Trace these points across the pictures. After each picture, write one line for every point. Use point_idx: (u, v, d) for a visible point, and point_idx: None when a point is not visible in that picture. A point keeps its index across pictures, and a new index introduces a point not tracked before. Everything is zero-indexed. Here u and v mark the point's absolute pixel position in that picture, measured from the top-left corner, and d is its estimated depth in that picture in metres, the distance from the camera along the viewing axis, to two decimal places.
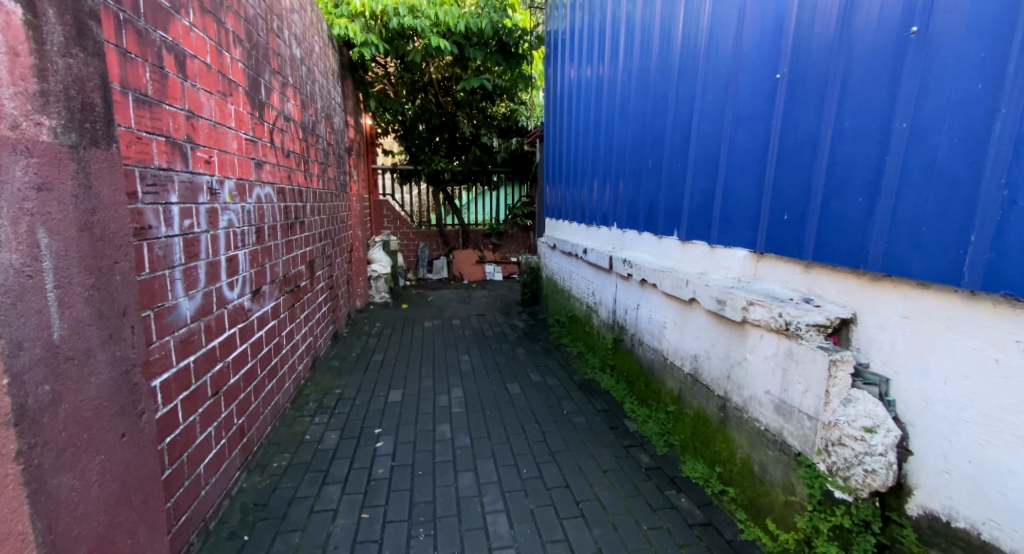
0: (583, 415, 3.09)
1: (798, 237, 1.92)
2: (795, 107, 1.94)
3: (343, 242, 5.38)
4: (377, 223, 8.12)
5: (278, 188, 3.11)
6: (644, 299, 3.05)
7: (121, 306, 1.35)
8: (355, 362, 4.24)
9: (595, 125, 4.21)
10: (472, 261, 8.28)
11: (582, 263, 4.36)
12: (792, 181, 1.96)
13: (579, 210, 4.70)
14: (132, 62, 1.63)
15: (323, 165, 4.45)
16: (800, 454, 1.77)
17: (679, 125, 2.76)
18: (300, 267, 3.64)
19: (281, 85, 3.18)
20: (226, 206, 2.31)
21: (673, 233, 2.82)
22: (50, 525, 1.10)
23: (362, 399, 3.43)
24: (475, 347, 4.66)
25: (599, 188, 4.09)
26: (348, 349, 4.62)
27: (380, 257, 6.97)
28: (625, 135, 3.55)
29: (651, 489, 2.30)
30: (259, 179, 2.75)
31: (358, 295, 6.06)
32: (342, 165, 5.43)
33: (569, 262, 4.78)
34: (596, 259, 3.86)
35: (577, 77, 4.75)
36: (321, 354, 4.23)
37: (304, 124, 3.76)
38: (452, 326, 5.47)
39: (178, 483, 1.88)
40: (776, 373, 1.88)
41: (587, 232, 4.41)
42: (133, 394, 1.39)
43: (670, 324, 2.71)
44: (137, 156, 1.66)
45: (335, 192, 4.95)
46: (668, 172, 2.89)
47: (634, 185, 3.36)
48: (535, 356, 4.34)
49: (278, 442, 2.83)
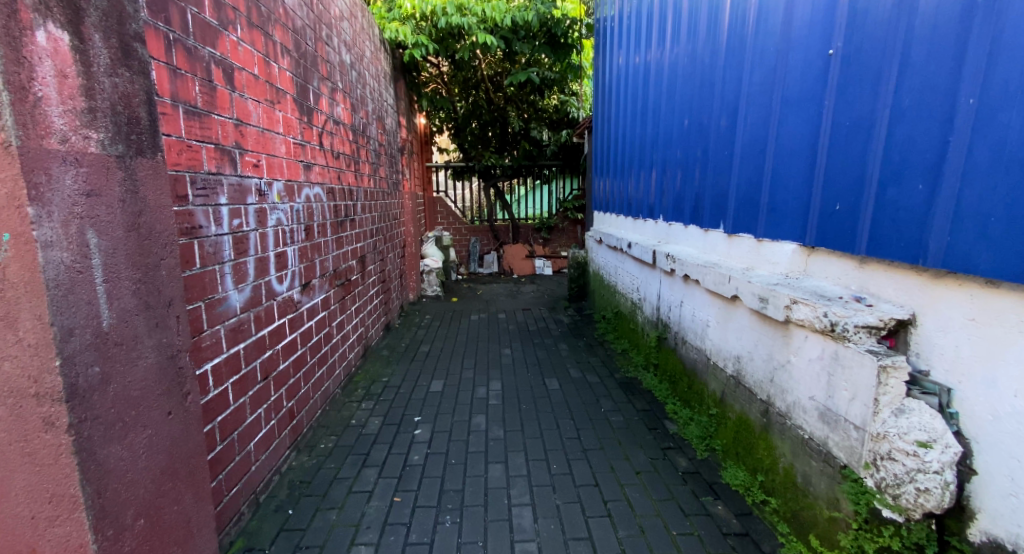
0: (621, 414, 3.03)
1: (849, 230, 1.77)
2: (849, 85, 1.77)
3: (396, 237, 5.57)
4: (431, 218, 8.35)
5: (328, 188, 3.24)
6: (687, 296, 2.93)
7: (167, 298, 1.43)
8: (403, 352, 4.38)
9: (643, 114, 4.07)
10: (523, 255, 8.31)
11: (628, 258, 4.25)
12: (844, 167, 1.80)
13: (626, 203, 4.57)
14: (182, 77, 1.72)
15: (374, 165, 4.60)
16: (845, 467, 1.64)
17: (726, 111, 2.61)
18: (351, 262, 3.79)
19: (330, 90, 3.30)
20: (275, 206, 2.42)
21: (719, 225, 2.68)
22: (99, 490, 1.19)
23: (406, 388, 3.54)
24: (519, 341, 4.68)
25: (647, 179, 3.95)
26: (398, 339, 4.78)
27: (433, 251, 7.16)
28: (672, 124, 3.42)
29: (686, 494, 2.22)
30: (308, 180, 2.88)
31: (411, 288, 6.25)
32: (395, 164, 5.60)
33: (615, 257, 4.67)
34: (640, 253, 3.75)
35: (625, 64, 4.62)
36: (373, 344, 4.39)
37: (354, 126, 3.89)
38: (498, 320, 5.52)
39: (229, 459, 2.00)
40: (821, 379, 1.74)
41: (634, 225, 4.30)
42: (179, 377, 1.48)
43: (714, 322, 2.58)
44: (188, 163, 1.74)
45: (387, 190, 5.12)
46: (715, 161, 2.74)
47: (680, 176, 3.23)
48: (577, 352, 4.29)
49: (326, 425, 2.98)
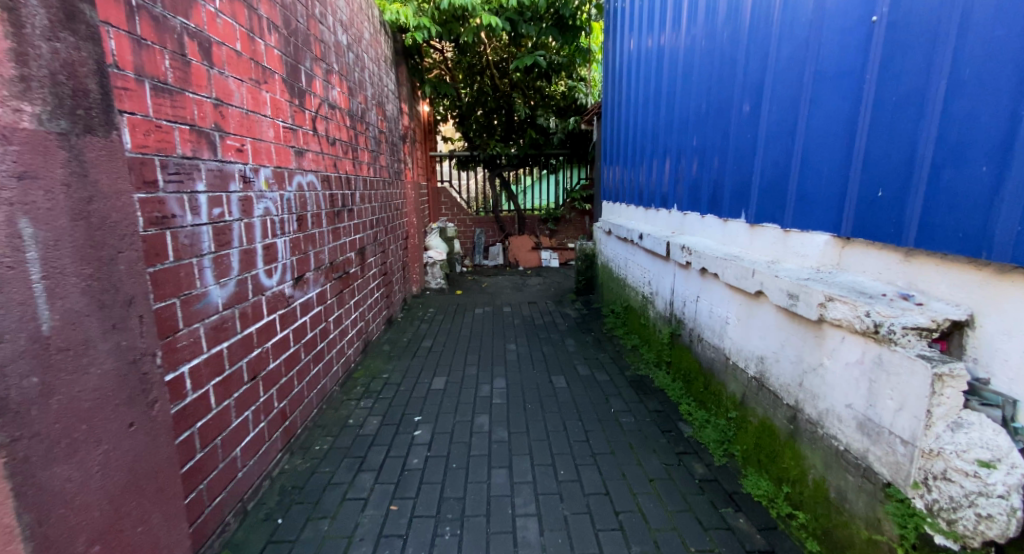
0: (632, 415, 2.87)
1: (894, 219, 1.58)
2: (896, 56, 1.57)
3: (398, 228, 5.41)
4: (435, 209, 8.20)
5: (323, 176, 3.08)
6: (704, 290, 2.75)
7: (127, 296, 1.26)
8: (405, 347, 4.23)
9: (656, 99, 3.88)
10: (528, 247, 8.14)
11: (639, 250, 4.07)
12: (888, 148, 1.61)
13: (638, 192, 4.38)
14: (148, 49, 1.55)
15: (374, 152, 4.43)
16: (890, 485, 1.46)
17: (750, 89, 2.41)
18: (350, 254, 3.63)
19: (324, 72, 3.12)
20: (262, 194, 2.25)
21: (741, 214, 2.49)
22: (40, 517, 1.05)
23: (407, 385, 3.39)
24: (524, 336, 4.52)
25: (659, 167, 3.76)
26: (400, 333, 4.63)
27: (437, 243, 7.01)
28: (687, 108, 3.22)
29: (704, 505, 2.06)
30: (300, 167, 2.71)
31: (414, 281, 6.11)
32: (396, 152, 5.42)
33: (626, 249, 4.48)
34: (653, 245, 3.57)
35: (637, 48, 4.40)
36: (374, 339, 4.25)
37: (351, 112, 3.72)
38: (503, 314, 5.36)
39: (211, 466, 1.85)
40: (861, 385, 1.56)
41: (646, 215, 4.11)
42: (144, 384, 1.31)
43: (735, 319, 2.40)
44: (157, 145, 1.58)
45: (388, 179, 4.95)
46: (736, 146, 2.55)
47: (697, 162, 3.03)
48: (585, 348, 4.14)
49: (322, 425, 2.84)
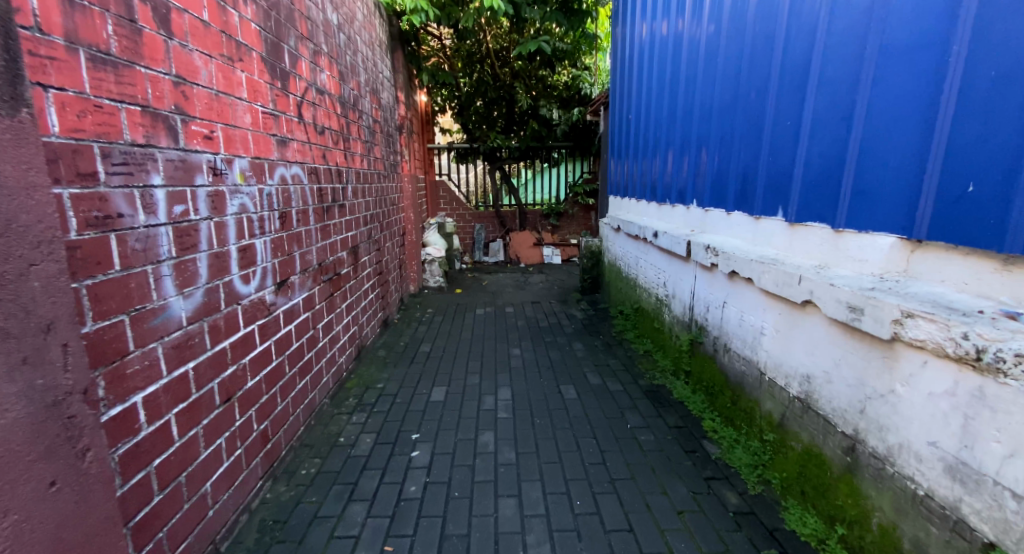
0: (651, 433, 2.61)
1: (991, 220, 1.33)
2: (998, 24, 1.31)
3: (395, 225, 5.13)
4: (433, 204, 7.92)
5: (311, 168, 2.80)
6: (733, 295, 2.49)
7: (42, 320, 0.99)
8: (402, 353, 3.97)
9: (672, 90, 3.62)
10: (530, 243, 7.89)
11: (652, 248, 3.80)
12: (983, 135, 1.35)
13: (649, 186, 4.12)
14: (82, 10, 1.26)
15: (368, 143, 4.14)
16: (993, 545, 1.25)
17: (790, 69, 2.14)
18: (341, 253, 3.35)
19: (312, 53, 2.84)
20: (236, 189, 1.97)
21: (778, 212, 2.22)
22: None
23: (403, 397, 3.12)
24: (529, 340, 4.26)
25: (676, 161, 3.49)
26: (397, 337, 4.36)
27: (435, 239, 6.73)
28: (710, 97, 2.96)
29: (743, 545, 1.80)
30: (284, 158, 2.43)
31: (412, 280, 5.84)
32: (392, 143, 5.12)
33: (636, 247, 4.21)
34: (670, 244, 3.30)
35: (649, 36, 4.13)
36: (368, 344, 3.98)
37: (342, 98, 3.43)
38: (506, 315, 5.10)
39: (175, 508, 1.58)
40: (952, 424, 1.32)
41: (659, 212, 3.84)
42: (68, 431, 1.04)
43: (773, 330, 2.13)
44: (95, 129, 1.30)
45: (383, 172, 4.66)
46: (771, 135, 2.29)
47: (723, 152, 2.77)
48: (594, 353, 3.88)
49: (310, 445, 2.58)
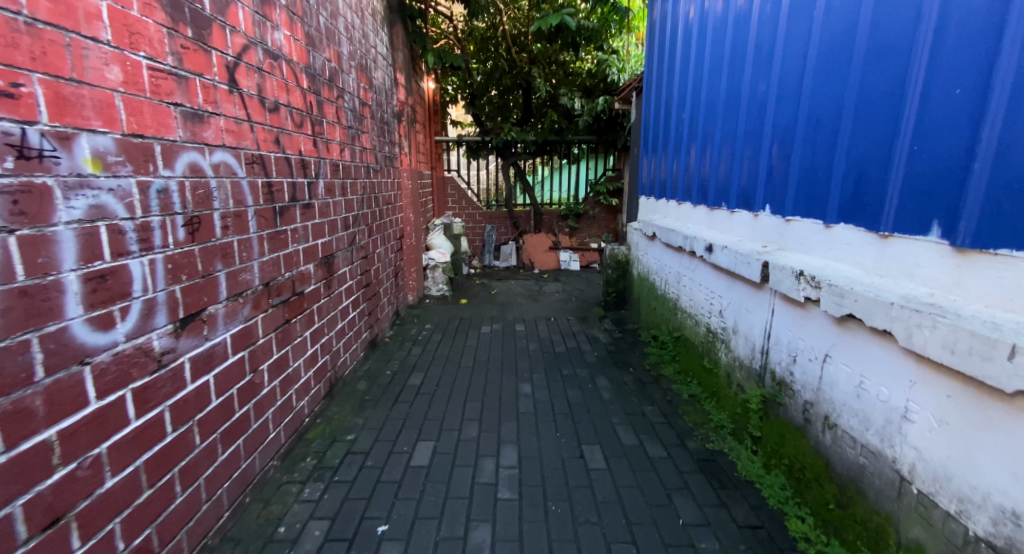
0: (713, 538, 1.87)
1: None
2: None
3: (390, 227, 4.41)
4: (441, 202, 7.20)
5: (254, 157, 2.09)
6: (846, 350, 1.72)
7: None
8: (387, 385, 3.25)
9: (730, 70, 2.89)
10: (545, 247, 7.17)
11: (702, 265, 3.04)
12: None
13: (694, 188, 3.39)
14: None
15: (353, 130, 3.43)
16: None
17: (966, 17, 1.42)
18: (307, 266, 2.65)
19: (260, 3, 2.13)
20: (83, 180, 1.28)
21: (935, 233, 1.49)
22: None
23: (377, 457, 2.41)
24: (543, 371, 3.50)
25: (738, 157, 2.75)
26: (385, 362, 3.65)
27: (440, 243, 6.01)
28: (794, 73, 2.23)
29: None
30: (201, 141, 1.74)
31: (411, 289, 5.12)
32: (388, 131, 4.40)
33: (678, 262, 3.45)
34: (732, 263, 2.53)
35: (698, 10, 3.39)
36: (346, 373, 3.26)
37: (312, 70, 2.72)
38: (516, 334, 4.35)
39: None
40: None
41: (711, 220, 3.08)
42: None
43: (929, 421, 1.38)
44: None
45: (374, 165, 3.95)
46: (918, 117, 1.56)
47: (821, 143, 2.03)
48: (625, 395, 3.11)
49: (235, 537, 1.87)
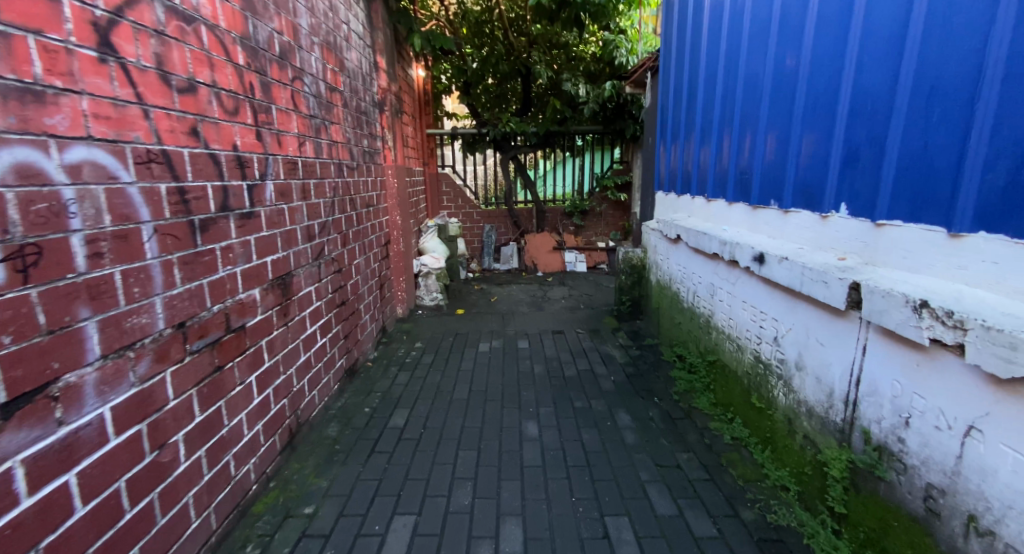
0: None
1: None
2: None
3: (371, 232, 3.85)
4: (435, 201, 6.63)
5: (161, 154, 1.56)
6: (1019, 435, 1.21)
7: None
8: (363, 427, 2.69)
9: (780, 37, 2.34)
10: (548, 247, 6.61)
11: (747, 277, 2.46)
12: None
13: (730, 182, 2.83)
14: None
15: (318, 120, 2.87)
16: None
17: None
18: (250, 293, 2.08)
19: None
20: None
21: None
22: None
23: (339, 545, 1.85)
24: (550, 403, 2.93)
25: (797, 143, 2.21)
26: (364, 394, 3.09)
27: (434, 246, 5.45)
28: (888, 32, 1.70)
29: None
30: (45, 133, 1.20)
31: (400, 301, 4.56)
32: (367, 123, 3.83)
33: (712, 271, 2.87)
34: (797, 280, 1.96)
35: None
36: (315, 414, 2.71)
37: (254, 43, 2.17)
38: (518, 353, 3.78)
39: None
40: None
41: (757, 222, 2.52)
42: None
43: None
44: None
45: (349, 161, 3.38)
46: None
47: (949, 122, 1.49)
48: (653, 437, 2.55)
49: None
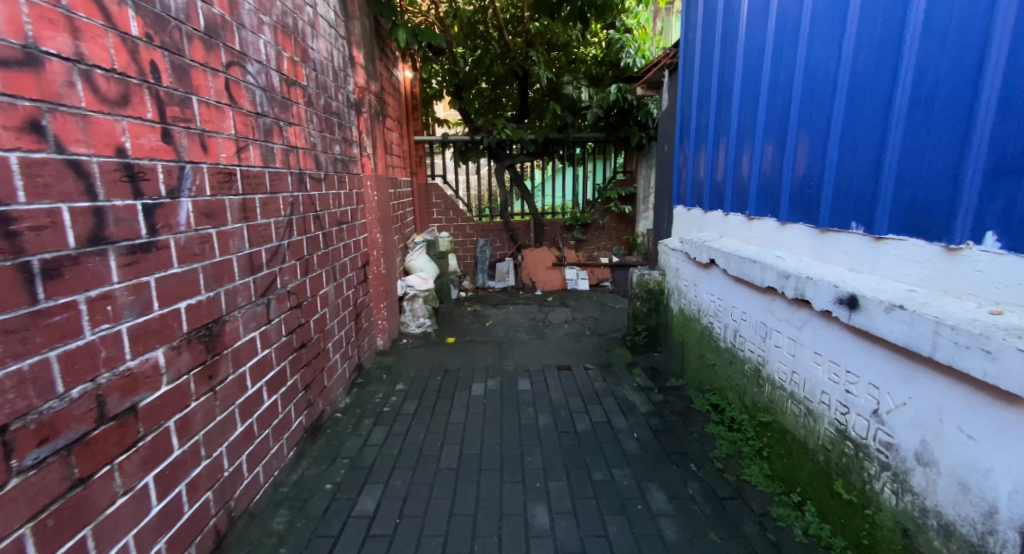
0: None
1: None
2: None
3: (344, 253, 3.24)
4: (423, 214, 6.03)
5: None
6: None
7: None
8: (321, 515, 2.05)
9: (865, 11, 1.76)
10: (547, 264, 6.03)
11: (823, 322, 1.87)
12: None
13: (784, 199, 2.26)
14: None
15: (270, 119, 2.28)
16: None
17: None
18: (149, 355, 1.47)
19: None
20: None
21: None
22: None
23: None
24: (561, 475, 2.32)
25: (897, 151, 1.63)
26: (327, 459, 2.46)
27: (421, 265, 4.84)
28: None
29: None
30: None
31: (380, 331, 3.95)
32: (339, 125, 3.23)
33: (765, 306, 2.29)
34: (923, 341, 1.38)
35: None
36: (258, 499, 2.07)
37: (163, 12, 1.58)
38: (518, 397, 3.16)
39: None
40: None
41: (832, 249, 1.94)
42: None
43: None
44: None
45: (314, 170, 2.78)
46: None
47: None
48: (702, 528, 1.95)
49: None
